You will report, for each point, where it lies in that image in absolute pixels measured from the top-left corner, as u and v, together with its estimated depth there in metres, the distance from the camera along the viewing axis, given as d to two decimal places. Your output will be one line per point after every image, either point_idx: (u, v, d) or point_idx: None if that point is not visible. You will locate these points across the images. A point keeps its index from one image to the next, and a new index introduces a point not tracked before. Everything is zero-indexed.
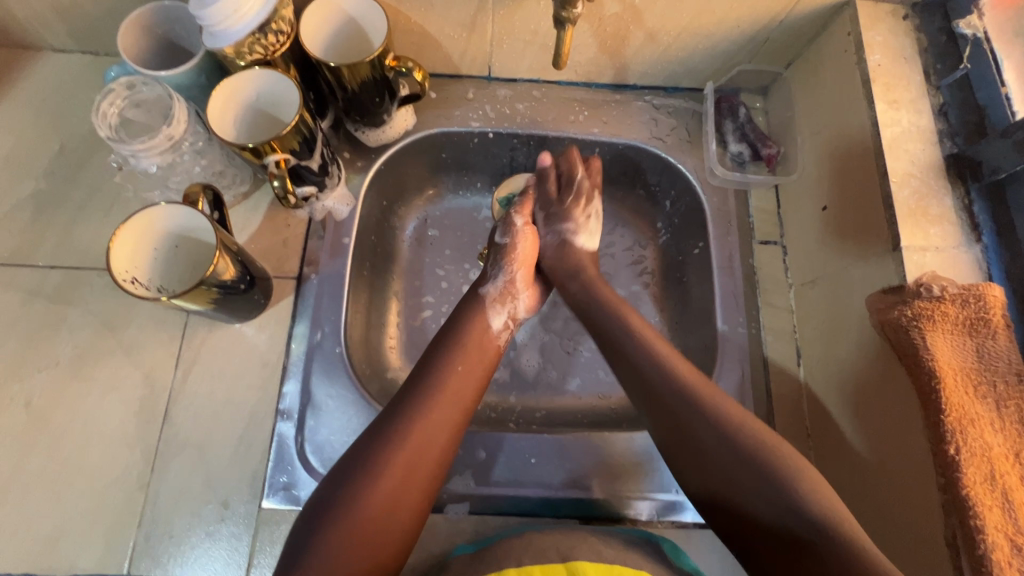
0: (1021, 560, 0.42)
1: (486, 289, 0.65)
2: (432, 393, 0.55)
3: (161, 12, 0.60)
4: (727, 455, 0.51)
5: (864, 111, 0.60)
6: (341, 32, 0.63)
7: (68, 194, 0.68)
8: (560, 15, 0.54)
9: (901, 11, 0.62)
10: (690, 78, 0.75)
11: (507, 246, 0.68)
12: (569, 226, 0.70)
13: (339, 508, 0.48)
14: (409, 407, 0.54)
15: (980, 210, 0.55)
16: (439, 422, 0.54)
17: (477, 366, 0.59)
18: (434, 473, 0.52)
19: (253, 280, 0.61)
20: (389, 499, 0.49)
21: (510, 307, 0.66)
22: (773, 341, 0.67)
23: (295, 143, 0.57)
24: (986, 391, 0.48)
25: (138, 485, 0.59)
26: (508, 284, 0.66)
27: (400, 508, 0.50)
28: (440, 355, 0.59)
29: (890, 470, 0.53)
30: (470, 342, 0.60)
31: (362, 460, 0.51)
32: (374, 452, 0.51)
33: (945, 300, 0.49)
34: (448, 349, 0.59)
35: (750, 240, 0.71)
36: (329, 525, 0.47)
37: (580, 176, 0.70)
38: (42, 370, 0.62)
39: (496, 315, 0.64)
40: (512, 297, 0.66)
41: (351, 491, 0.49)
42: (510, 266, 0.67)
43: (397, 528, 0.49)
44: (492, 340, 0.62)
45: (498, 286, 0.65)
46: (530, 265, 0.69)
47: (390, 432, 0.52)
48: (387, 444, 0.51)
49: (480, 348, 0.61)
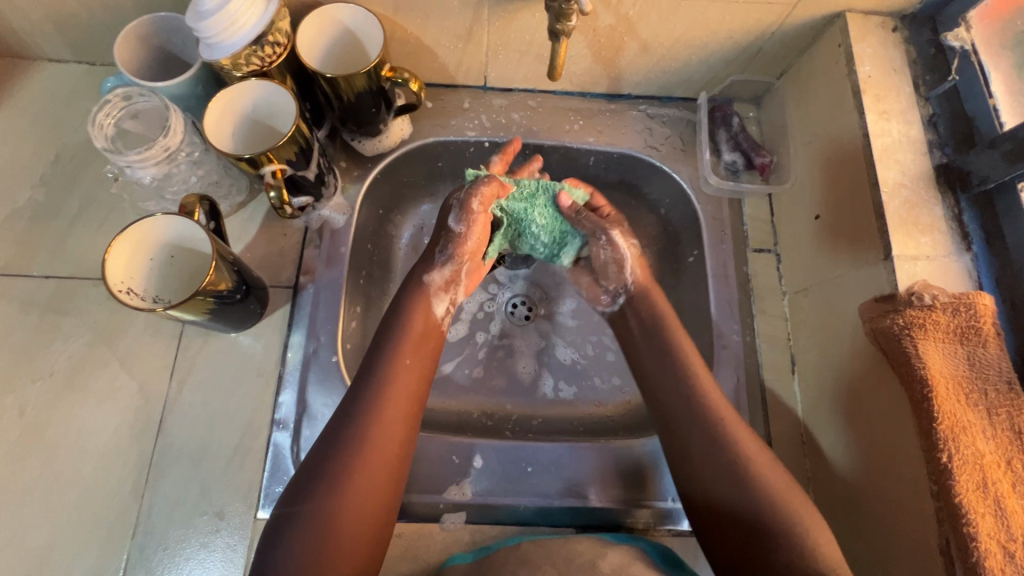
0: (1014, 566, 0.43)
1: (429, 278, 0.60)
2: (382, 388, 0.53)
3: (158, 23, 0.60)
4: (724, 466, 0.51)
5: (855, 121, 0.60)
6: (337, 42, 0.63)
7: (65, 203, 0.68)
8: (555, 27, 0.54)
9: (890, 23, 0.63)
10: (684, 88, 0.75)
11: (460, 235, 0.60)
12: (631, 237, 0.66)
13: (306, 522, 0.47)
14: (360, 407, 0.52)
15: (970, 219, 0.55)
16: (392, 421, 0.52)
17: (422, 357, 0.57)
18: (395, 472, 0.51)
19: (249, 288, 0.61)
20: (356, 507, 0.48)
21: (453, 295, 0.62)
22: (768, 350, 0.67)
23: (291, 154, 0.57)
24: (977, 399, 0.48)
25: (132, 498, 0.58)
26: (455, 273, 0.61)
27: (367, 513, 0.49)
28: (387, 344, 0.56)
29: (882, 475, 0.54)
30: (414, 331, 0.57)
31: (321, 468, 0.49)
32: (336, 458, 0.49)
33: (936, 309, 0.50)
34: (395, 339, 0.56)
35: (744, 248, 0.72)
36: (297, 539, 0.46)
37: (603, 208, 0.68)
38: (37, 380, 0.61)
39: (438, 303, 0.60)
40: (457, 285, 0.62)
41: (319, 504, 0.48)
42: (457, 254, 0.61)
43: (368, 533, 0.49)
44: (435, 325, 0.60)
45: (443, 275, 0.61)
46: (480, 255, 0.63)
47: (347, 436, 0.50)
48: (346, 450, 0.50)
49: (426, 337, 0.58)
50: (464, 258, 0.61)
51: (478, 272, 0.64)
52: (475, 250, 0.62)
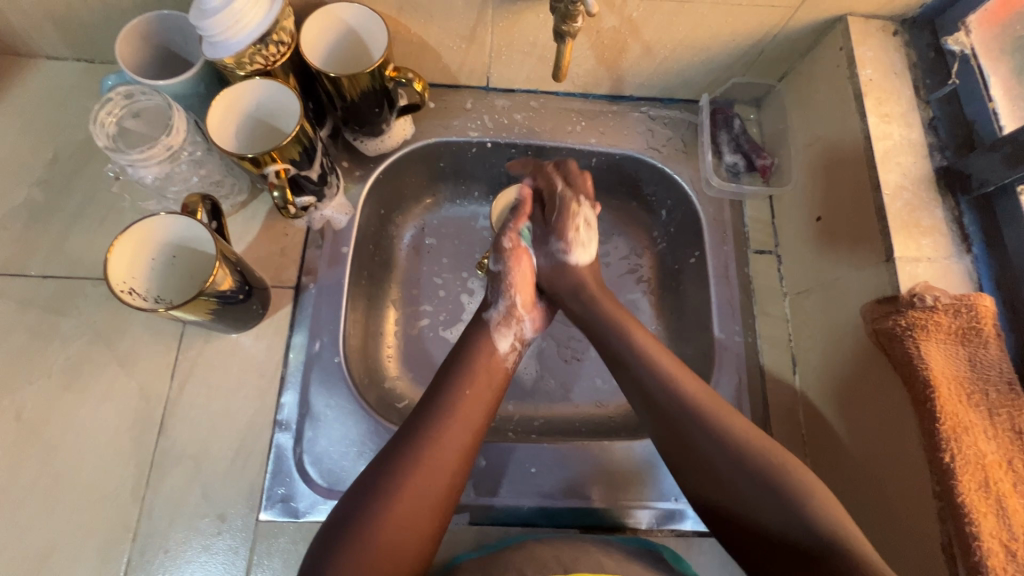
0: (1016, 565, 0.43)
1: (488, 313, 0.64)
2: (444, 416, 0.54)
3: (160, 21, 0.59)
4: (739, 474, 0.49)
5: (857, 123, 0.61)
6: (340, 41, 0.63)
7: (63, 203, 0.67)
8: (560, 28, 0.54)
9: (891, 27, 0.64)
10: (686, 90, 0.76)
11: (504, 272, 0.67)
12: (562, 246, 0.67)
13: (350, 535, 0.47)
14: (421, 432, 0.53)
15: (970, 221, 0.56)
16: (453, 440, 0.53)
17: (487, 389, 0.58)
18: (449, 492, 0.51)
19: (251, 289, 0.60)
20: (405, 520, 0.48)
21: (516, 329, 0.64)
22: (769, 351, 0.67)
23: (295, 153, 0.57)
24: (978, 399, 0.49)
25: (131, 501, 0.58)
26: (511, 307, 0.65)
27: (416, 528, 0.49)
28: (451, 376, 0.58)
29: (884, 475, 0.55)
30: (478, 359, 0.60)
31: (376, 483, 0.50)
32: (388, 477, 0.50)
33: (938, 310, 0.50)
34: (459, 371, 0.58)
35: (746, 249, 0.72)
36: (345, 552, 0.46)
37: (557, 191, 0.67)
38: (35, 381, 0.61)
39: (503, 337, 0.62)
40: (518, 320, 0.65)
41: (368, 511, 0.48)
42: (510, 290, 0.66)
43: (413, 556, 0.48)
44: (501, 363, 0.61)
45: (500, 310, 0.64)
46: (530, 288, 0.68)
47: (405, 456, 0.51)
48: (403, 461, 0.51)
49: (490, 372, 0.59)
50: (515, 291, 0.66)
51: (535, 312, 0.68)
52: (524, 283, 0.67)
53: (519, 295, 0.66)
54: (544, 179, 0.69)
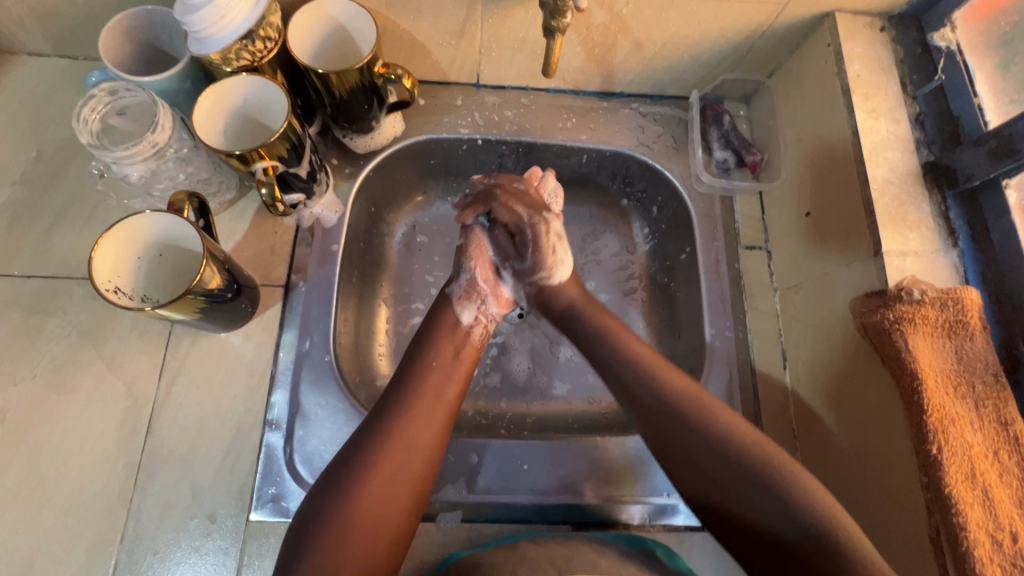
0: (1002, 555, 0.44)
1: (451, 288, 0.65)
2: (415, 390, 0.55)
3: (143, 16, 0.59)
4: (744, 465, 0.49)
5: (845, 119, 0.61)
6: (329, 38, 0.63)
7: (46, 201, 0.66)
8: (549, 24, 0.54)
9: (878, 23, 0.64)
10: (675, 87, 0.76)
11: (466, 246, 0.67)
12: (543, 273, 0.65)
13: (327, 515, 0.47)
14: (392, 408, 0.53)
15: (956, 216, 0.57)
16: (423, 418, 0.53)
17: (456, 360, 0.59)
18: (421, 472, 0.51)
19: (240, 288, 0.60)
20: (380, 499, 0.48)
21: (478, 303, 0.65)
22: (760, 346, 0.68)
23: (283, 150, 0.56)
24: (964, 391, 0.49)
25: (118, 503, 0.57)
26: (472, 280, 0.65)
27: (391, 507, 0.49)
28: (421, 350, 0.58)
29: (872, 468, 0.55)
30: (446, 340, 0.60)
31: (354, 460, 0.50)
32: (364, 455, 0.50)
33: (925, 304, 0.51)
34: (426, 346, 0.59)
35: (736, 245, 0.72)
36: (324, 530, 0.46)
37: (524, 221, 0.65)
38: (19, 382, 0.60)
39: (464, 309, 0.63)
40: (480, 294, 0.65)
41: (343, 495, 0.48)
42: (470, 262, 0.66)
43: (390, 529, 0.49)
44: (465, 336, 0.61)
45: (462, 284, 0.65)
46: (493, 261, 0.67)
47: (380, 433, 0.51)
48: (373, 445, 0.50)
49: (457, 344, 0.60)
50: (474, 262, 0.66)
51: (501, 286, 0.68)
52: (485, 257, 0.67)
53: (481, 268, 0.66)
54: (505, 211, 0.65)
